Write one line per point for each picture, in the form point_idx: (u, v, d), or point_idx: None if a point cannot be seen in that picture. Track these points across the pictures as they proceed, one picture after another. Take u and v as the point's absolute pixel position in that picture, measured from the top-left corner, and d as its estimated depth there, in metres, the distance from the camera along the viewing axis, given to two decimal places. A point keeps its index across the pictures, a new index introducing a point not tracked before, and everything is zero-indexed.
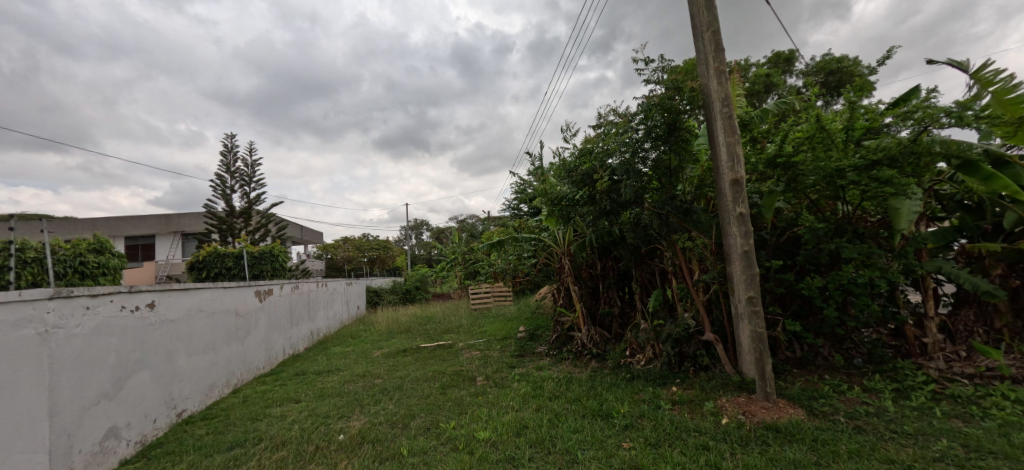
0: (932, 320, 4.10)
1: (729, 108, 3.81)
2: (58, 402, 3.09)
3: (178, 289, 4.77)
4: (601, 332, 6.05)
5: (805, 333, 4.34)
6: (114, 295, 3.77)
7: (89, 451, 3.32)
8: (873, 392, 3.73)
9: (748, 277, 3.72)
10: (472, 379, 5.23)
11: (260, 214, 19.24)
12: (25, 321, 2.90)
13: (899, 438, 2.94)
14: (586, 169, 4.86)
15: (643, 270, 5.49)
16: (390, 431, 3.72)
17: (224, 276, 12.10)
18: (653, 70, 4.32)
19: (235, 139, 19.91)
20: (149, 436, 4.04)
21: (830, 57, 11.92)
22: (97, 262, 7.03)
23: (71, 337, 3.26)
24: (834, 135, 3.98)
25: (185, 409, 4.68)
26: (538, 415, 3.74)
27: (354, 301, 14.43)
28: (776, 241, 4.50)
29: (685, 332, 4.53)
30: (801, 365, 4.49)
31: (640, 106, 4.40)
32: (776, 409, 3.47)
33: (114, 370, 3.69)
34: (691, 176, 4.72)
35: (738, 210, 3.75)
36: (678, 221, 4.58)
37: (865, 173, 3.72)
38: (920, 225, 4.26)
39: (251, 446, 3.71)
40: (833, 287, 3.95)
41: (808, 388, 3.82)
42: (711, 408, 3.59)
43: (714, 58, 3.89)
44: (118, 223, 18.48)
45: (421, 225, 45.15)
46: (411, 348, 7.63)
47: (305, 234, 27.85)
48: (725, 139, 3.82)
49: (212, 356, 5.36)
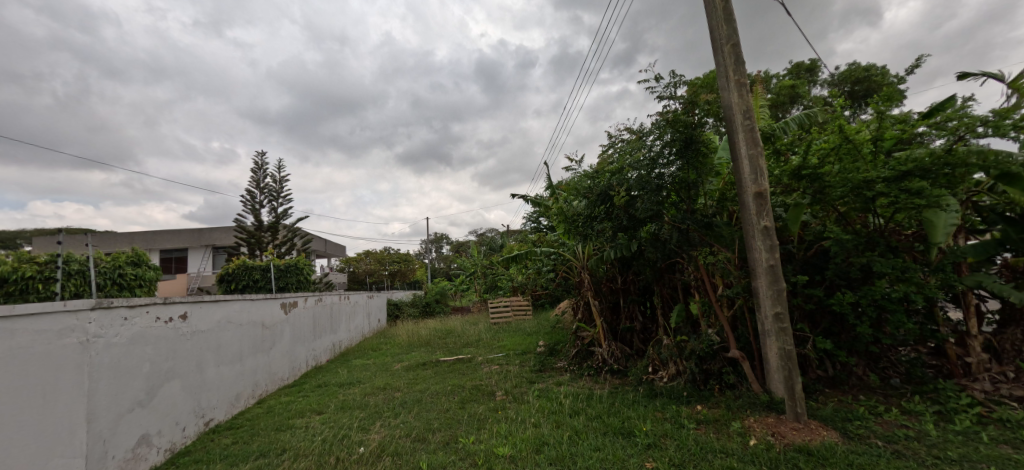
0: (975, 338, 3.88)
1: (751, 121, 3.77)
2: (96, 409, 3.23)
3: (209, 300, 4.94)
4: (622, 348, 5.96)
5: (837, 351, 4.17)
6: (150, 306, 3.94)
7: (123, 457, 3.44)
8: (912, 414, 3.54)
9: (774, 293, 3.61)
10: (491, 394, 5.22)
11: (287, 228, 19.85)
12: (68, 331, 3.06)
13: (942, 464, 2.77)
14: (603, 186, 4.88)
15: (663, 285, 5.42)
16: (410, 444, 3.73)
17: (251, 289, 12.50)
18: (667, 85, 4.35)
19: (265, 156, 20.67)
20: (178, 444, 4.16)
21: (856, 66, 11.70)
22: (135, 274, 7.32)
23: (110, 346, 3.42)
24: (861, 146, 3.86)
25: (213, 418, 4.80)
26: (558, 432, 3.69)
27: (376, 314, 14.78)
28: (804, 255, 4.39)
29: (709, 349, 4.41)
30: (834, 385, 4.31)
31: (657, 123, 4.45)
32: (807, 430, 3.34)
33: (147, 379, 3.82)
34: (712, 190, 4.68)
35: (762, 224, 3.67)
36: (699, 235, 4.53)
37: (894, 185, 3.64)
38: (959, 239, 4.09)
39: (274, 456, 3.77)
40: (866, 303, 3.83)
41: (841, 409, 3.65)
42: (739, 428, 3.46)
43: (733, 71, 3.85)
44: (154, 236, 19.39)
45: (440, 238, 45.82)
46: (432, 362, 7.67)
47: (330, 248, 28.67)
48: (747, 152, 3.76)
49: (239, 367, 5.50)
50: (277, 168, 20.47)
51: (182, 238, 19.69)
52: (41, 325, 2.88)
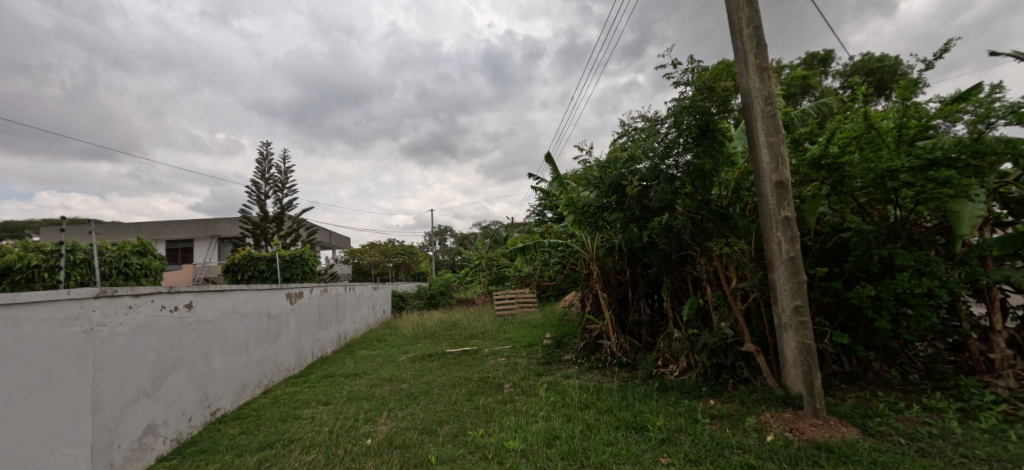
0: (999, 334, 3.77)
1: (772, 107, 3.61)
2: (101, 398, 3.19)
3: (214, 290, 4.88)
4: (630, 341, 5.90)
5: (854, 346, 4.07)
6: (155, 294, 3.88)
7: (128, 447, 3.41)
8: (934, 411, 3.44)
9: (795, 285, 3.48)
10: (499, 386, 5.16)
11: (292, 219, 19.89)
12: (72, 320, 3.01)
13: (970, 463, 2.66)
14: (615, 176, 4.76)
15: (675, 277, 5.35)
16: (418, 437, 3.67)
17: (256, 279, 12.50)
18: (683, 71, 4.22)
19: (270, 147, 20.62)
20: (184, 434, 4.13)
21: (870, 57, 11.45)
22: (140, 264, 7.29)
23: (114, 335, 3.36)
24: (885, 135, 3.75)
25: (219, 408, 4.77)
26: (569, 426, 3.61)
27: (381, 305, 14.79)
28: (820, 247, 4.29)
29: (722, 342, 4.30)
30: (850, 380, 4.22)
31: (671, 110, 4.32)
32: (827, 427, 3.22)
33: (152, 368, 3.78)
34: (727, 180, 4.55)
35: (783, 214, 3.53)
36: (714, 226, 4.42)
37: (920, 174, 3.52)
38: (983, 231, 3.94)
39: (281, 447, 3.73)
40: (886, 297, 3.73)
41: (860, 405, 3.54)
42: (755, 424, 3.36)
43: (755, 55, 3.69)
44: (161, 227, 19.46)
45: (445, 231, 45.86)
46: (437, 353, 7.64)
47: (334, 240, 28.76)
48: (768, 139, 3.61)
49: (245, 357, 5.47)
50: (282, 158, 20.37)
51: (188, 228, 19.70)
52: (45, 313, 2.83)
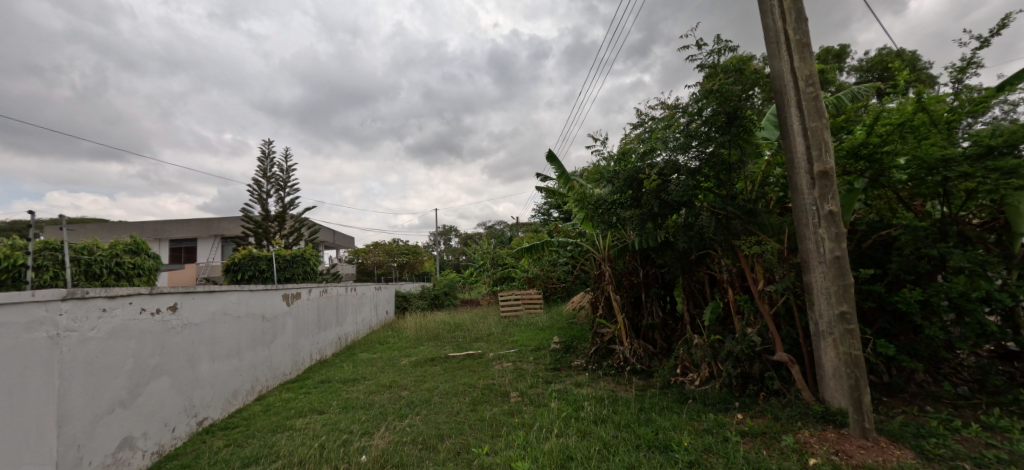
0: None
1: (814, 88, 3.21)
2: (70, 411, 2.90)
3: (202, 291, 4.57)
4: (645, 346, 5.54)
5: (897, 355, 3.70)
6: (134, 296, 3.58)
7: (101, 463, 3.11)
8: (996, 431, 3.06)
9: (840, 288, 3.09)
10: (505, 395, 4.81)
11: (295, 218, 19.65)
12: (36, 324, 2.71)
13: None
14: (631, 169, 4.39)
15: (696, 278, 5.01)
16: (416, 454, 3.33)
17: (257, 280, 12.23)
18: (709, 53, 3.85)
19: (272, 146, 20.40)
20: (167, 446, 3.82)
21: (888, 51, 10.97)
22: (132, 263, 7.02)
23: (85, 341, 3.06)
24: (936, 121, 3.37)
25: (207, 417, 4.47)
26: (584, 444, 3.26)
27: (384, 306, 14.49)
28: (858, 247, 3.92)
29: (750, 350, 3.94)
30: (891, 393, 3.84)
31: (696, 95, 3.97)
32: (878, 450, 2.85)
33: (129, 376, 3.47)
34: (754, 173, 4.16)
35: (827, 208, 3.15)
36: (742, 223, 4.05)
37: (979, 163, 3.13)
38: None
39: (268, 463, 3.41)
40: (937, 301, 3.36)
41: (911, 423, 3.17)
42: (793, 444, 2.99)
43: (794, 30, 3.30)
44: (163, 226, 19.28)
45: (449, 231, 45.59)
46: (440, 357, 7.30)
47: (338, 240, 28.54)
48: (811, 124, 3.20)
49: (236, 362, 5.16)
50: (284, 157, 20.15)
51: (190, 227, 19.52)
52: (4, 317, 2.53)
